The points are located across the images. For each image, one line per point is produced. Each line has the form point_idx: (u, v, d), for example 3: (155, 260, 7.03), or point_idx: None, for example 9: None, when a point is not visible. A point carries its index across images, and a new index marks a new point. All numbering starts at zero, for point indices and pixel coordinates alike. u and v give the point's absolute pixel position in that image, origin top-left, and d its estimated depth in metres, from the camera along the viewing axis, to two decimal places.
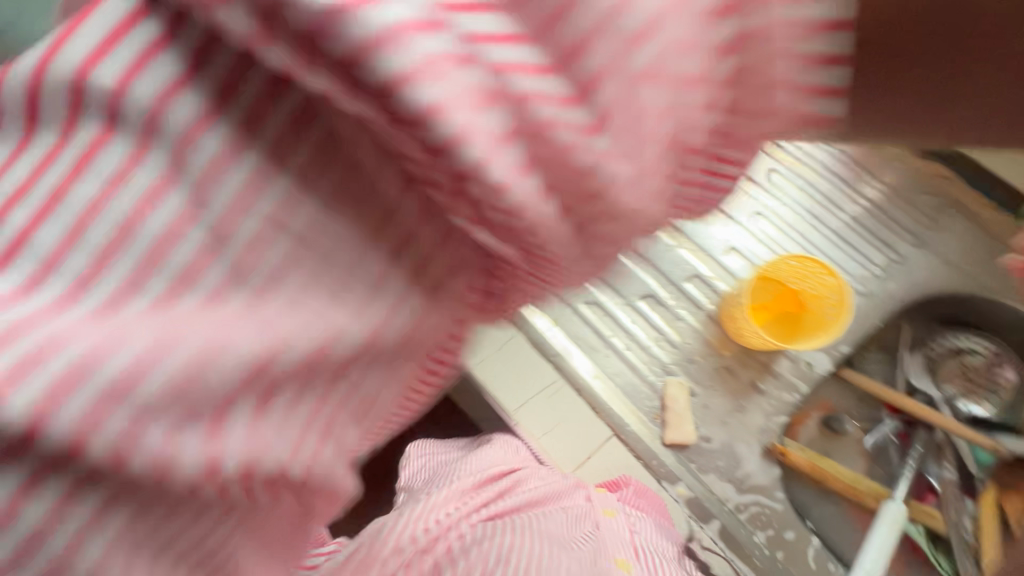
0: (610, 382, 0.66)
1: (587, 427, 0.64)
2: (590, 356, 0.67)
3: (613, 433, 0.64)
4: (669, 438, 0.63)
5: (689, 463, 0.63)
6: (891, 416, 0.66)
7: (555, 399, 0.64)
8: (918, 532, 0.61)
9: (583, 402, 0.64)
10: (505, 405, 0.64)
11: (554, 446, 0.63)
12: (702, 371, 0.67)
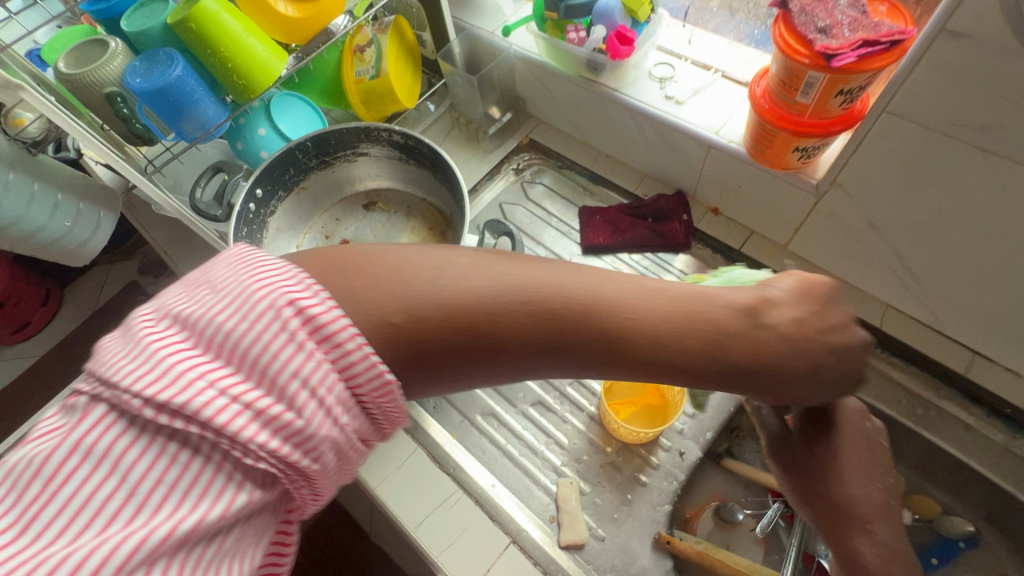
0: (506, 488, 0.71)
1: (484, 536, 0.66)
2: (487, 465, 0.73)
3: (512, 540, 0.67)
4: (564, 539, 0.67)
5: (586, 565, 0.66)
6: (774, 500, 0.71)
7: (453, 511, 0.68)
8: None
9: (481, 511, 0.68)
10: (407, 521, 0.67)
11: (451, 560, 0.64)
12: (591, 470, 0.72)
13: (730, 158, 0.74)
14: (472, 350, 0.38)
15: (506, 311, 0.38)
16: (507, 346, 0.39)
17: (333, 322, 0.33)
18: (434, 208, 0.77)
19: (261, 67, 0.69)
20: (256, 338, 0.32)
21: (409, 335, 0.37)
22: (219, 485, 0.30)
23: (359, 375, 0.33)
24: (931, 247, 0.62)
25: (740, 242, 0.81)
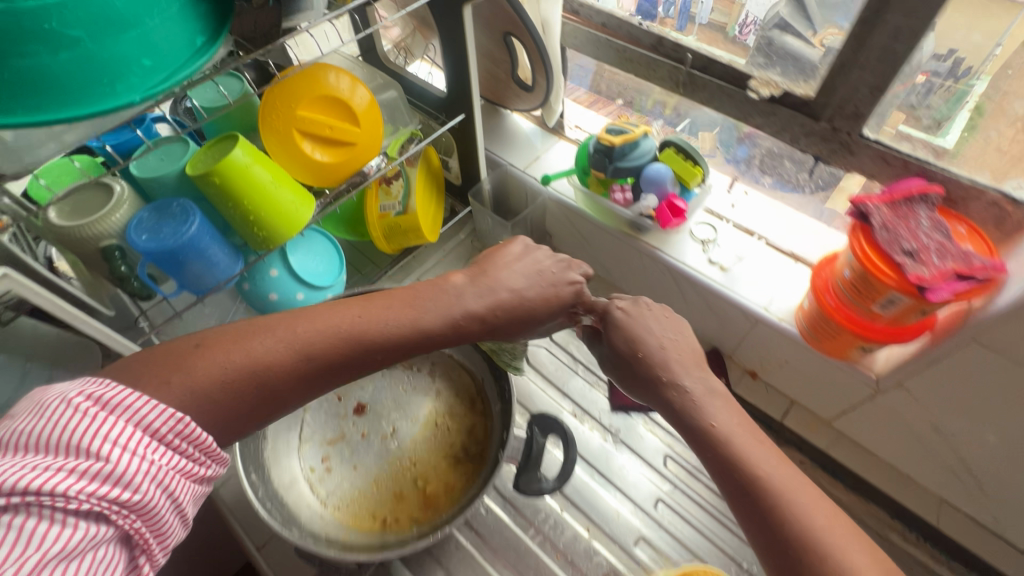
0: None
1: None
2: None
3: None
4: None
5: None
6: None
7: None
8: None
9: None
10: None
11: None
12: None
13: (780, 334, 0.70)
14: (238, 395, 0.49)
15: (262, 352, 0.49)
16: (268, 370, 0.49)
17: (122, 396, 0.41)
18: (462, 368, 0.69)
19: (285, 217, 0.62)
20: (54, 431, 0.38)
21: (208, 390, 0.47)
22: (74, 535, 0.37)
23: (154, 423, 0.42)
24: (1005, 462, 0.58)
25: (780, 413, 0.77)
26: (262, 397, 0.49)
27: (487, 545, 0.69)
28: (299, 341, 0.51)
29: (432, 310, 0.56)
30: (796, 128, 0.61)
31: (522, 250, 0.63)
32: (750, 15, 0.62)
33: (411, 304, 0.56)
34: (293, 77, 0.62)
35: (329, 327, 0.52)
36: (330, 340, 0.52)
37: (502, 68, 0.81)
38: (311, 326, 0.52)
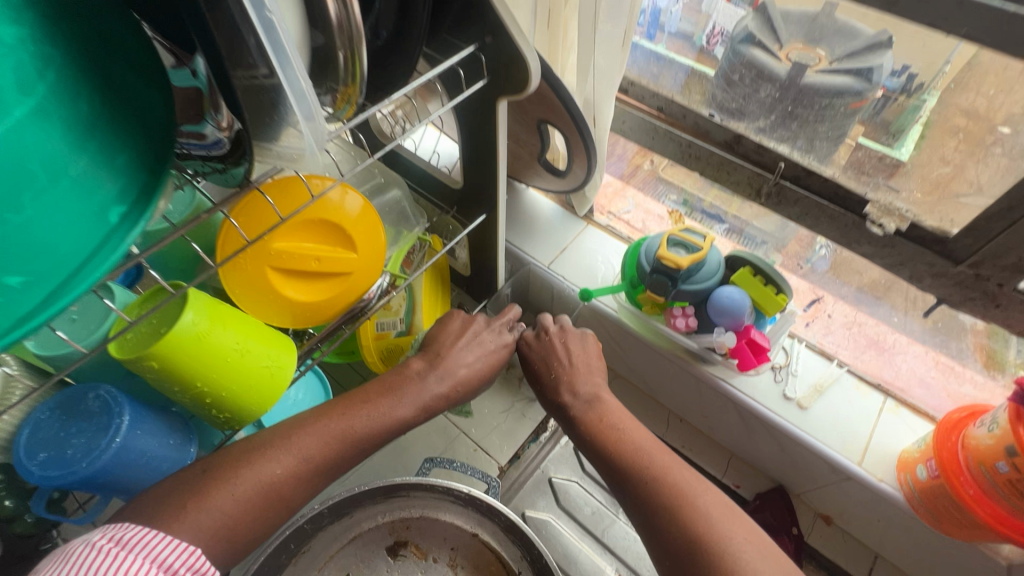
0: None
1: None
2: None
3: None
4: None
5: None
6: None
7: None
8: None
9: None
10: None
11: None
12: None
13: (876, 495, 0.58)
14: (251, 519, 0.40)
15: (275, 466, 0.42)
16: (281, 483, 0.42)
17: (141, 534, 0.33)
18: (492, 553, 0.53)
19: (259, 388, 0.45)
20: (71, 573, 0.29)
21: (233, 512, 0.39)
22: None
23: (176, 564, 0.33)
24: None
25: (865, 571, 0.65)
26: (274, 508, 0.41)
27: None
28: (302, 446, 0.43)
29: (402, 400, 0.50)
30: (919, 266, 0.48)
31: (461, 328, 0.57)
32: (717, 26, 0.51)
33: (384, 394, 0.50)
34: (259, 198, 0.45)
35: (329, 424, 0.45)
36: (327, 435, 0.45)
37: (527, 149, 0.66)
38: (327, 423, 0.45)
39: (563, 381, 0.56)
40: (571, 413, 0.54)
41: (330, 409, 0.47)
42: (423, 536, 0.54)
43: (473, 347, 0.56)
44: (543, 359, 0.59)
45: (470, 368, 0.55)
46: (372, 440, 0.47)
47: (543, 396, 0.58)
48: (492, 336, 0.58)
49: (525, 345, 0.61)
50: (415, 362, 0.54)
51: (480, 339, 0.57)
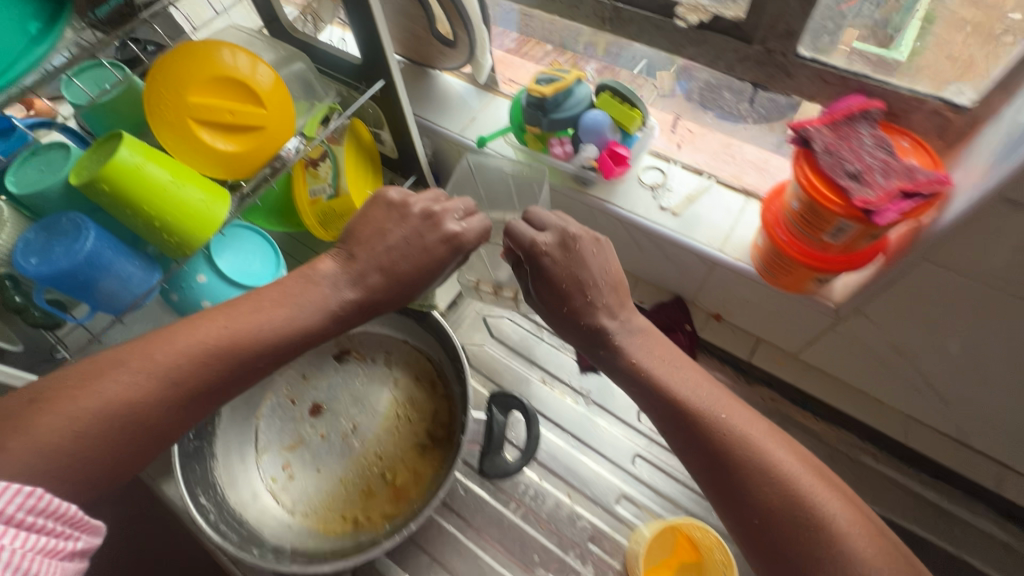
0: None
1: None
2: None
3: None
4: None
5: None
6: None
7: None
8: None
9: None
10: None
11: None
12: None
13: (737, 274, 0.68)
14: (111, 438, 0.42)
15: (127, 386, 0.42)
16: (140, 399, 0.43)
17: None
18: (419, 353, 0.67)
19: (198, 218, 0.56)
20: None
21: (70, 436, 0.40)
22: None
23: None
24: (985, 376, 0.57)
25: (748, 352, 0.76)
26: (141, 437, 0.43)
27: (470, 523, 0.69)
28: (165, 367, 0.44)
29: (302, 309, 0.51)
30: (729, 55, 0.57)
31: (388, 215, 0.56)
32: None
33: (278, 303, 0.50)
34: (169, 57, 0.55)
35: (203, 340, 0.46)
36: (200, 351, 0.46)
37: (418, 24, 0.75)
38: (192, 337, 0.46)
39: (604, 307, 0.55)
40: (613, 336, 0.55)
41: (210, 319, 0.48)
42: (366, 346, 0.67)
43: (405, 232, 0.55)
44: (570, 275, 0.55)
45: (385, 271, 0.55)
46: (253, 351, 0.48)
47: (573, 316, 0.56)
48: (423, 225, 0.56)
49: (549, 257, 0.55)
50: (326, 264, 0.55)
51: (423, 242, 0.55)
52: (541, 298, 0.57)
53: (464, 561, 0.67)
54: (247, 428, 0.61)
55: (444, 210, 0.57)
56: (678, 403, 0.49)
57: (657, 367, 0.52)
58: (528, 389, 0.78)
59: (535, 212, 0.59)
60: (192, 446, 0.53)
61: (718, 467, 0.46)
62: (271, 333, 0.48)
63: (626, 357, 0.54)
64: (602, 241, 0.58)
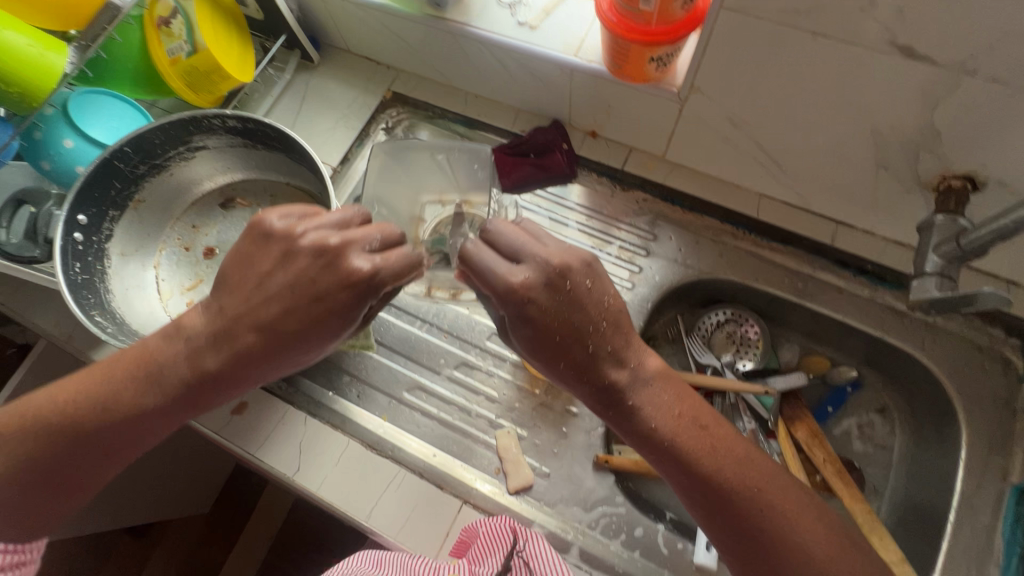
0: (447, 454, 0.71)
1: (435, 503, 0.66)
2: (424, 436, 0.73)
3: (463, 501, 0.67)
4: (511, 487, 0.69)
5: (537, 503, 0.69)
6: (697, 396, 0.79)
7: (400, 490, 0.67)
8: None
9: (426, 480, 0.68)
10: (356, 514, 0.65)
11: (413, 537, 0.65)
12: (525, 415, 0.73)
13: (594, 79, 0.71)
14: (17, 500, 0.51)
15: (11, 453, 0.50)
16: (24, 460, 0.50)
17: None
18: (302, 191, 0.71)
19: (32, 65, 0.57)
20: None
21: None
22: None
23: None
24: (800, 138, 0.64)
25: (622, 161, 0.82)
26: (38, 498, 0.51)
27: (382, 342, 0.77)
28: (35, 441, 0.50)
29: (174, 381, 0.51)
30: None
31: (279, 259, 0.51)
32: None
33: (144, 379, 0.50)
34: None
35: (59, 419, 0.50)
36: (64, 422, 0.50)
37: None
38: (53, 404, 0.51)
39: (607, 353, 0.51)
40: (626, 395, 0.52)
41: (72, 401, 0.51)
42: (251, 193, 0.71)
43: (290, 275, 0.50)
44: (562, 319, 0.50)
45: (264, 323, 0.50)
46: (95, 425, 0.50)
47: (571, 368, 0.51)
48: (315, 263, 0.50)
49: (533, 302, 0.50)
50: (194, 318, 0.52)
51: (314, 287, 0.49)
52: (533, 349, 0.52)
53: (381, 374, 0.76)
54: (145, 274, 0.65)
55: (350, 240, 0.51)
56: (694, 477, 0.52)
57: (680, 435, 0.52)
58: None
59: (507, 239, 0.53)
60: (80, 277, 0.56)
61: (725, 520, 0.51)
62: (113, 393, 0.50)
63: (644, 421, 0.52)
64: (591, 265, 0.53)
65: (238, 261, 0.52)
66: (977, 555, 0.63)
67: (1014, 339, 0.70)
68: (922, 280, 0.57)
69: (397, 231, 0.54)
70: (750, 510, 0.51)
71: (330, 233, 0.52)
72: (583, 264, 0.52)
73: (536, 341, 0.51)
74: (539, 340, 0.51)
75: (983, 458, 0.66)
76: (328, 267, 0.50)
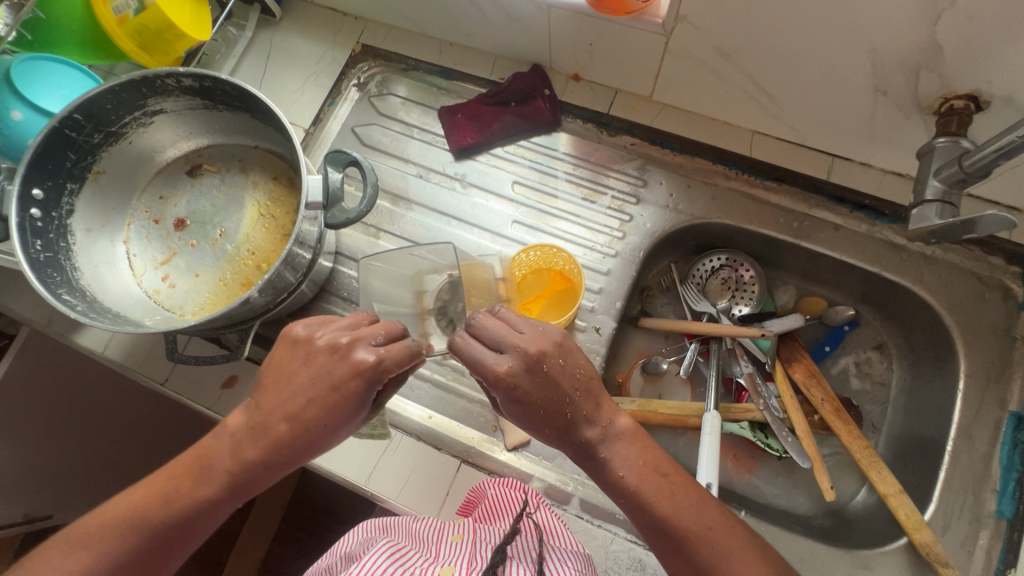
0: (444, 415, 0.72)
1: (436, 464, 0.67)
2: (420, 400, 0.73)
3: (461, 460, 0.68)
4: (509, 443, 0.69)
5: (535, 457, 0.69)
6: (692, 343, 0.78)
7: (398, 453, 0.67)
8: (742, 426, 0.74)
9: (423, 444, 0.68)
10: (355, 479, 0.65)
11: (415, 498, 0.65)
12: None
13: (573, 15, 0.67)
14: None
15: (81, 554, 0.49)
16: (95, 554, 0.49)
17: None
18: (272, 154, 0.67)
19: None
20: None
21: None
22: None
23: None
24: (794, 67, 0.60)
25: (607, 105, 0.78)
26: None
27: None
28: (105, 536, 0.49)
29: (224, 464, 0.50)
30: None
31: (297, 359, 0.51)
32: None
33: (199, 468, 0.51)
34: None
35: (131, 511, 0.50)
36: (137, 511, 0.50)
37: None
38: (130, 498, 0.51)
39: (579, 419, 0.54)
40: (595, 450, 0.54)
41: (144, 493, 0.51)
42: (217, 158, 0.68)
43: (311, 371, 0.51)
44: (547, 396, 0.52)
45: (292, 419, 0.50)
46: (164, 514, 0.50)
47: (552, 433, 0.54)
48: (331, 359, 0.51)
49: (516, 386, 0.51)
50: (236, 416, 0.53)
51: (331, 380, 0.50)
52: (520, 420, 0.54)
53: None
54: (114, 250, 0.62)
55: (356, 338, 0.51)
56: (659, 521, 0.52)
57: (644, 483, 0.53)
58: (405, 185, 0.80)
59: (486, 326, 0.53)
60: (43, 256, 0.54)
61: (683, 549, 0.52)
62: (184, 475, 0.51)
63: (611, 471, 0.54)
64: (563, 344, 0.55)
65: (268, 364, 0.53)
66: (973, 482, 0.63)
67: (1015, 267, 0.68)
68: (922, 207, 0.55)
69: (400, 324, 0.54)
70: (700, 552, 0.52)
71: (336, 331, 0.52)
72: (560, 342, 0.54)
73: (524, 413, 0.53)
74: (524, 412, 0.52)
75: (982, 387, 0.66)
76: (344, 364, 0.50)
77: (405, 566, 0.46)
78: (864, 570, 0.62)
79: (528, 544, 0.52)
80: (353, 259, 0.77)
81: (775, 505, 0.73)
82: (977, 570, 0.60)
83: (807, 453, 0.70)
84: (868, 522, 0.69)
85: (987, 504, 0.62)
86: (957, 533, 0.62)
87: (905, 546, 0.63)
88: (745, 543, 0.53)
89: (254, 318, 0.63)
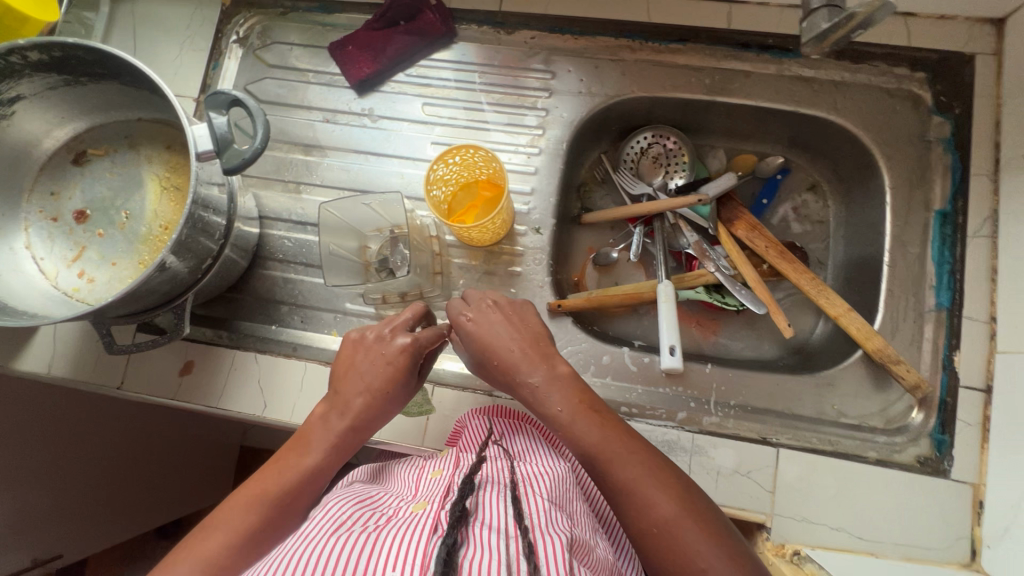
0: None
1: None
2: None
3: (434, 384, 0.69)
4: None
5: None
6: (636, 227, 0.79)
7: None
8: (698, 291, 0.75)
9: None
10: None
11: (396, 429, 0.66)
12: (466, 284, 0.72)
13: None
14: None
15: (220, 526, 0.45)
16: (232, 522, 0.45)
17: None
18: (158, 123, 0.63)
19: None
20: None
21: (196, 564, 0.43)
22: None
23: None
24: None
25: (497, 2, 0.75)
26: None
27: (310, 263, 0.74)
28: (241, 506, 0.47)
29: (328, 427, 0.52)
30: None
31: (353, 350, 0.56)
32: None
33: (308, 435, 0.52)
34: None
35: (260, 481, 0.49)
36: (264, 483, 0.48)
37: None
38: (254, 476, 0.49)
39: (519, 356, 0.55)
40: (537, 388, 0.53)
41: (258, 473, 0.50)
42: (103, 141, 0.64)
43: (372, 358, 0.54)
44: (504, 332, 0.56)
45: (368, 393, 0.53)
46: (292, 473, 0.49)
47: (501, 366, 0.55)
48: (382, 345, 0.55)
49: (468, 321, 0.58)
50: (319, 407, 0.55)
51: (387, 354, 0.54)
52: (481, 361, 0.57)
53: (317, 295, 0.73)
54: (16, 256, 0.59)
55: (396, 326, 0.57)
56: (591, 453, 0.50)
57: (580, 418, 0.51)
58: (314, 132, 0.77)
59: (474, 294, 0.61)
60: None
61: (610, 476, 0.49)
62: (298, 442, 0.51)
63: (548, 409, 0.53)
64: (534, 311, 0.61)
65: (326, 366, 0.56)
66: (913, 283, 0.66)
67: (919, 73, 0.70)
68: (811, 18, 0.55)
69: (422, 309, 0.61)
70: (618, 476, 0.48)
71: (382, 325, 0.57)
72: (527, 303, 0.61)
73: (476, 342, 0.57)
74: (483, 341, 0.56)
75: (908, 194, 0.68)
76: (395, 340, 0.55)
77: (372, 508, 0.48)
78: (828, 388, 0.66)
79: (498, 464, 0.54)
80: (280, 220, 0.74)
81: (744, 357, 0.76)
82: (927, 361, 0.64)
83: (761, 300, 0.72)
84: (828, 348, 0.73)
85: (928, 300, 0.65)
86: (905, 333, 0.66)
87: (862, 357, 0.67)
88: (668, 472, 0.49)
89: (185, 293, 0.60)
